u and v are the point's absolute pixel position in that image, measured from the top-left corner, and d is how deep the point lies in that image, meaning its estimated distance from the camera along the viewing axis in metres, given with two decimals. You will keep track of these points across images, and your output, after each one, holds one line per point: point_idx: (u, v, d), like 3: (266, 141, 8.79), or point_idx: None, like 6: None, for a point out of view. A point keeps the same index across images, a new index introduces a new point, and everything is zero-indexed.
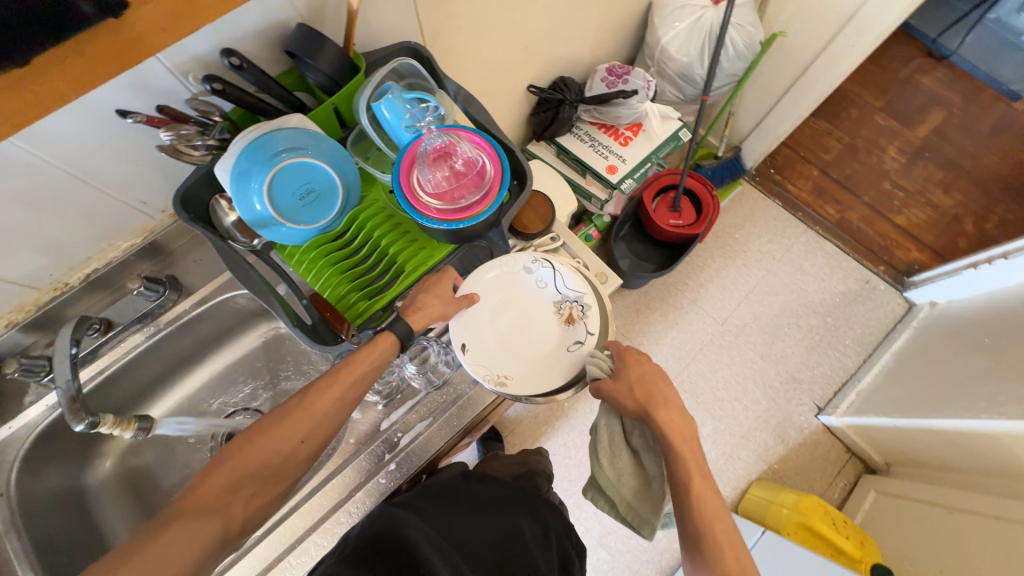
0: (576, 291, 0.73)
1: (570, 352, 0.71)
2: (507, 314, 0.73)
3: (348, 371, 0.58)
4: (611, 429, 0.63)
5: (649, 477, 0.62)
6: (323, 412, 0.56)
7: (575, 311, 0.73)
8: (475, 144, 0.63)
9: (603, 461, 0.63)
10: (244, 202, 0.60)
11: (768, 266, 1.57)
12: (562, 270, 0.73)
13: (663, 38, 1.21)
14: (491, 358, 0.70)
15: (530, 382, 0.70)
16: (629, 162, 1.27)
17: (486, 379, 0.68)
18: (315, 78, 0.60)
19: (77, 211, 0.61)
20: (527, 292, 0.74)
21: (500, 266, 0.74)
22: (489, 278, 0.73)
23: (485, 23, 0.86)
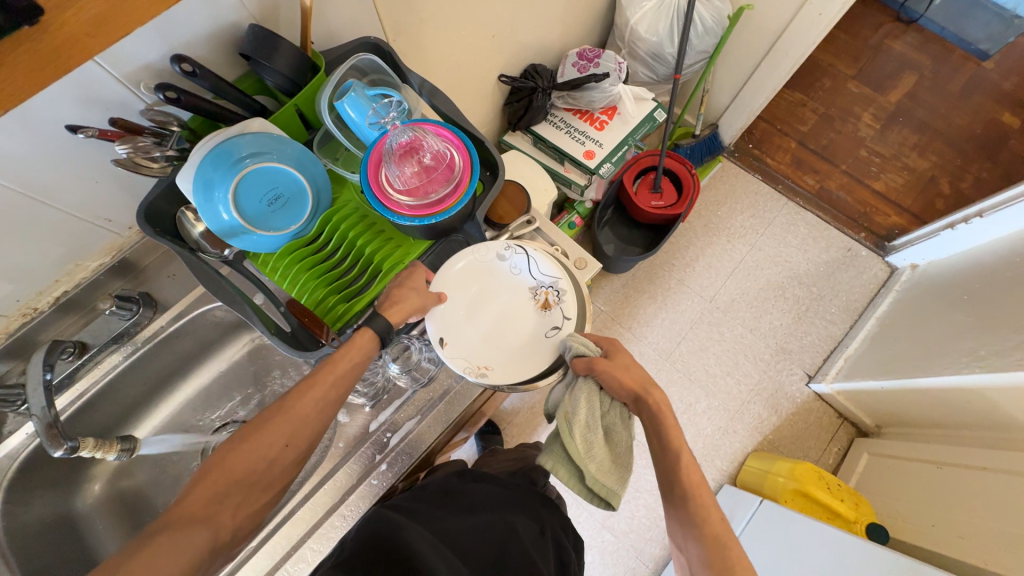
0: (550, 277, 0.73)
1: (548, 338, 0.71)
2: (483, 304, 0.72)
3: (325, 369, 0.58)
4: (590, 402, 0.63)
5: (618, 448, 0.63)
6: (306, 414, 0.56)
7: (550, 296, 0.72)
8: (442, 137, 0.62)
9: (577, 431, 0.61)
10: (208, 212, 0.58)
11: (751, 241, 1.58)
12: (535, 256, 0.73)
13: (631, 19, 1.20)
14: (471, 350, 0.70)
15: (511, 371, 0.70)
16: (606, 146, 1.26)
17: (466, 371, 0.68)
18: (273, 80, 0.59)
19: (38, 233, 0.59)
20: (501, 281, 0.73)
21: (473, 255, 0.73)
22: (462, 268, 0.72)
23: (448, 14, 0.84)
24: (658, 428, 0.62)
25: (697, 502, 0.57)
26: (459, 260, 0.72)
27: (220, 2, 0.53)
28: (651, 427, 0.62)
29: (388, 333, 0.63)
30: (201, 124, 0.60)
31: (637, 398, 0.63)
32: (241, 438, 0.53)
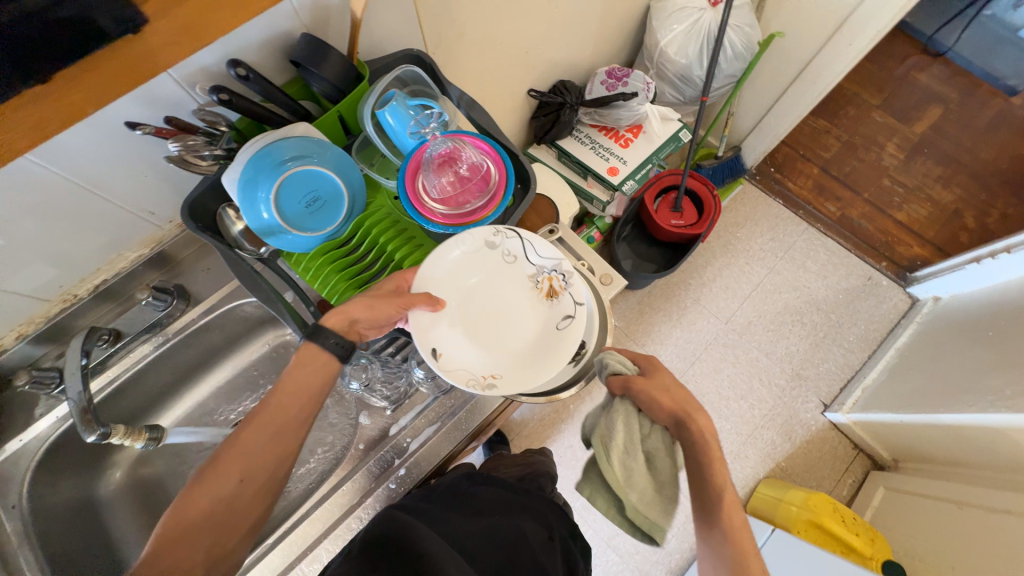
0: (552, 258, 0.65)
1: (562, 329, 0.63)
2: (482, 301, 0.65)
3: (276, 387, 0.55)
4: (628, 424, 0.61)
5: (662, 478, 0.59)
6: (260, 445, 0.53)
7: (555, 281, 0.65)
8: (480, 148, 0.63)
9: (616, 457, 0.59)
10: (250, 209, 0.60)
11: (770, 264, 1.57)
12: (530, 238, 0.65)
13: (662, 41, 1.22)
14: (474, 359, 0.62)
15: (520, 377, 0.62)
16: (631, 164, 1.27)
17: (470, 385, 0.61)
18: (320, 87, 0.61)
19: (87, 221, 0.61)
20: (499, 270, 0.65)
21: (461, 243, 0.64)
22: (453, 262, 0.64)
23: (486, 28, 0.87)
24: (696, 451, 0.60)
25: (713, 524, 0.57)
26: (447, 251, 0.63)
27: (277, 11, 0.55)
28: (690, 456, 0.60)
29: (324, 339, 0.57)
30: (248, 126, 0.62)
31: (680, 423, 0.61)
32: (207, 469, 0.52)
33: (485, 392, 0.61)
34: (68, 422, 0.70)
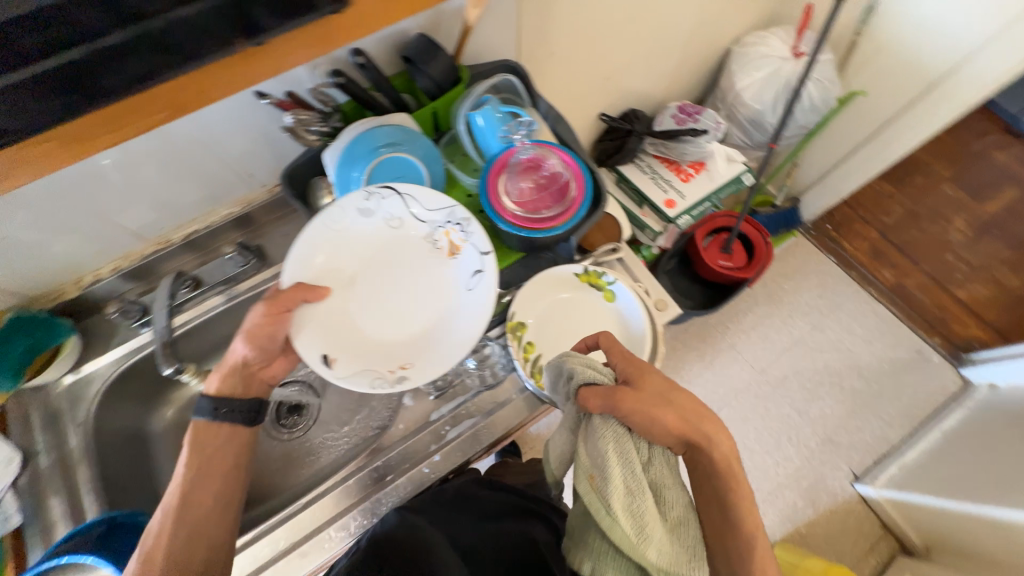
0: (443, 212, 0.65)
1: (469, 287, 0.66)
2: (376, 279, 0.67)
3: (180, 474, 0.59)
4: (622, 456, 0.53)
5: (673, 513, 0.53)
6: (181, 542, 0.56)
7: (452, 234, 0.66)
8: (562, 159, 0.65)
9: (619, 503, 0.51)
10: (343, 183, 0.65)
11: (814, 321, 1.53)
12: (404, 195, 0.64)
13: (738, 84, 1.24)
14: (382, 355, 0.66)
15: (429, 362, 0.66)
16: (688, 199, 1.27)
17: (377, 383, 0.64)
18: (423, 82, 0.66)
19: (197, 174, 0.67)
20: (388, 239, 0.67)
21: (326, 220, 0.63)
22: (331, 242, 0.64)
23: (576, 50, 0.91)
24: (718, 480, 0.57)
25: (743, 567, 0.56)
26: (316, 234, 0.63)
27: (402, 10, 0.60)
28: (701, 471, 0.59)
29: (216, 410, 0.62)
30: (352, 109, 0.66)
31: (691, 445, 0.58)
32: None
33: (395, 386, 0.65)
34: (134, 354, 0.73)
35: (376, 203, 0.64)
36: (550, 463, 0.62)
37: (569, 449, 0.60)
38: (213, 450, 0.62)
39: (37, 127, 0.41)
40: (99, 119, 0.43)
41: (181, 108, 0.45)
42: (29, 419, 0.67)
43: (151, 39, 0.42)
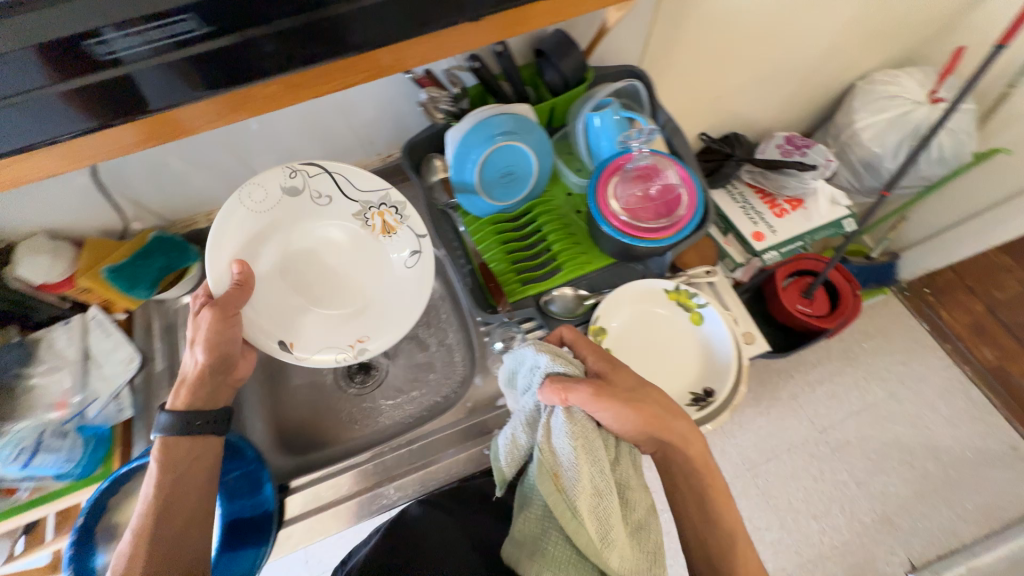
0: (378, 192, 0.69)
1: (410, 263, 0.70)
2: (307, 252, 0.69)
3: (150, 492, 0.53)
4: (589, 458, 0.51)
5: (635, 513, 0.54)
6: (162, 549, 0.51)
7: (388, 214, 0.69)
8: (676, 172, 0.64)
9: (583, 504, 0.49)
10: (458, 164, 0.66)
11: (891, 389, 1.40)
12: (333, 173, 0.66)
13: (857, 123, 1.16)
14: (334, 328, 0.68)
15: (382, 332, 0.69)
16: (779, 235, 1.20)
17: (342, 359, 0.67)
18: (550, 77, 0.67)
19: (328, 134, 0.72)
20: (321, 218, 0.68)
21: (248, 198, 0.63)
22: (255, 224, 0.64)
23: (694, 67, 0.92)
24: (692, 475, 0.59)
25: None
26: (238, 214, 0.63)
27: None
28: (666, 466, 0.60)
29: (189, 423, 0.56)
30: (477, 93, 0.68)
31: (664, 443, 0.58)
32: None
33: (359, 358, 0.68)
34: None
35: (304, 180, 0.66)
36: (500, 461, 0.57)
37: (527, 445, 0.56)
38: (189, 460, 0.56)
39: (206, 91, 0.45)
40: (256, 91, 0.47)
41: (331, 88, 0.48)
42: (151, 327, 0.74)
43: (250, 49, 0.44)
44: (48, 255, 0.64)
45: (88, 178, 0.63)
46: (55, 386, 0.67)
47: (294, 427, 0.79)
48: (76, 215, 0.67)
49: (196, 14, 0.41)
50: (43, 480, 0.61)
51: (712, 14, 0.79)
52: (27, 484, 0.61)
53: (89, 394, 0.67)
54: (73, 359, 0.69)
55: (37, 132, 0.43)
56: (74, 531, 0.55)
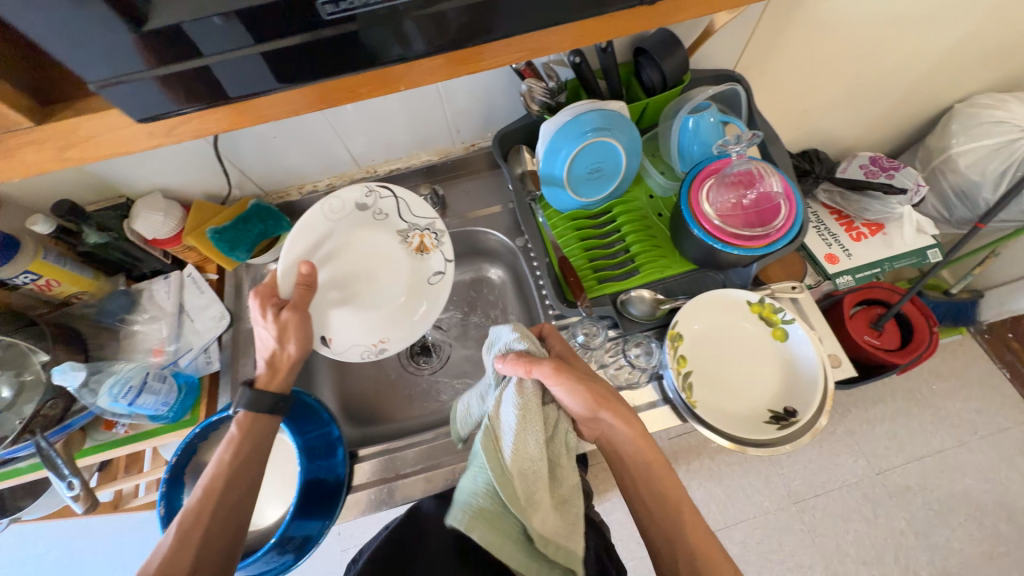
0: (424, 220, 0.71)
1: (432, 282, 0.70)
2: (355, 256, 0.69)
3: (224, 457, 0.52)
4: (529, 421, 0.51)
5: (561, 489, 0.51)
6: (211, 530, 0.49)
7: (428, 238, 0.71)
8: (778, 182, 0.62)
9: (514, 458, 0.49)
10: (549, 157, 0.66)
11: (963, 439, 1.28)
12: (400, 199, 0.70)
13: (954, 149, 1.09)
14: (367, 324, 0.68)
15: (405, 335, 0.70)
16: (854, 259, 1.13)
17: (365, 356, 0.68)
18: (649, 76, 0.67)
19: (421, 119, 0.74)
20: (369, 228, 0.70)
21: (325, 206, 0.67)
22: (314, 226, 0.66)
23: (788, 79, 0.91)
24: (636, 463, 0.55)
25: None
26: (311, 219, 0.66)
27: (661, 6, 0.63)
28: (613, 455, 0.57)
29: (276, 403, 0.57)
30: (573, 88, 0.69)
31: (600, 432, 0.57)
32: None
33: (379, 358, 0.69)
34: None
35: (375, 200, 0.70)
36: (456, 421, 0.63)
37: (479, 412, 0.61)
38: (262, 436, 0.56)
39: (344, 73, 0.35)
40: (372, 75, 0.37)
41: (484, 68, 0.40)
42: (241, 287, 0.79)
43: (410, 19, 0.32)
44: (162, 214, 0.69)
45: (205, 143, 0.67)
46: (154, 333, 0.73)
47: (355, 399, 0.80)
48: (187, 177, 0.72)
49: None
50: (139, 420, 0.66)
51: (816, 24, 0.78)
52: (125, 422, 0.66)
53: (182, 345, 0.72)
54: (171, 310, 0.74)
55: (145, 108, 0.33)
56: (166, 470, 0.59)
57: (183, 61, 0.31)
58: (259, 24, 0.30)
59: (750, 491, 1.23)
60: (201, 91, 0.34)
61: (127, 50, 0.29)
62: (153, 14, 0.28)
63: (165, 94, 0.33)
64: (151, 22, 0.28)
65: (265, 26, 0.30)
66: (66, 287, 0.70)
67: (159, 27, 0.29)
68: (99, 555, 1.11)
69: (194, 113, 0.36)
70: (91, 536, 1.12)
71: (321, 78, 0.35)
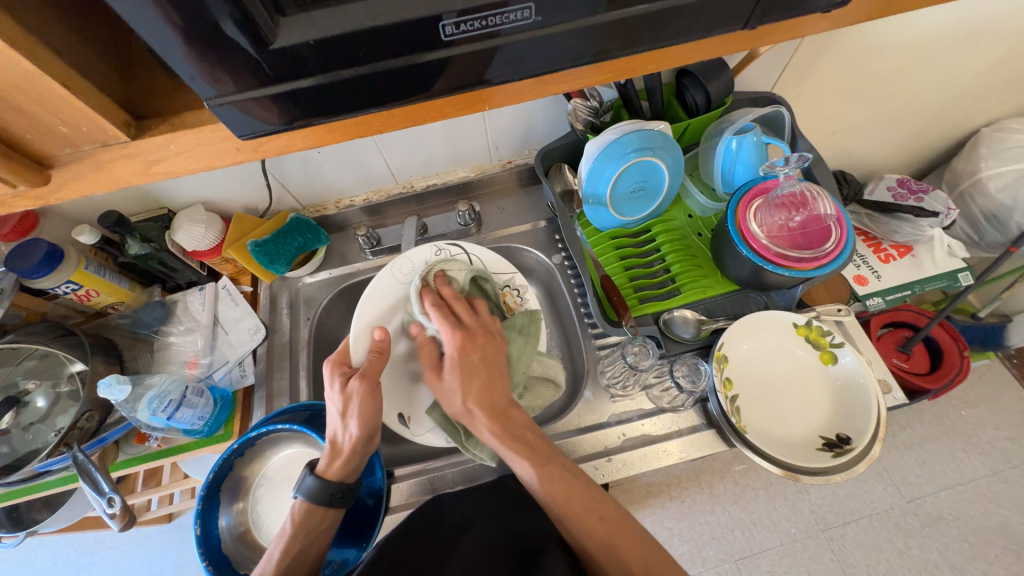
0: (503, 275, 0.72)
1: None
2: None
3: (277, 553, 0.51)
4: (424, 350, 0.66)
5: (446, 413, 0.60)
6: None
7: (510, 295, 0.71)
8: (829, 207, 0.62)
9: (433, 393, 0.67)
10: (593, 178, 0.65)
11: (996, 468, 1.24)
12: (472, 256, 0.71)
13: (984, 173, 1.08)
14: None
15: None
16: (883, 281, 1.12)
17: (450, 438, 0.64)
18: (694, 97, 0.67)
19: (461, 137, 0.75)
20: None
21: (394, 269, 0.69)
22: (386, 286, 0.68)
23: (821, 100, 0.91)
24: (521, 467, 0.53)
25: None
26: (380, 281, 0.68)
27: None
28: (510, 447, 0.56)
29: (331, 495, 0.53)
30: (616, 107, 0.69)
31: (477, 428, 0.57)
32: None
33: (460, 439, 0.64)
34: (353, 272, 0.81)
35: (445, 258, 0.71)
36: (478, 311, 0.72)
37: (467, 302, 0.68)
38: (317, 530, 0.53)
39: (442, 94, 0.34)
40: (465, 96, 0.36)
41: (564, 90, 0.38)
42: (277, 301, 0.78)
43: (514, 47, 0.32)
44: (203, 226, 0.69)
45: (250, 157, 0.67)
46: (189, 346, 0.72)
47: None
48: (228, 189, 0.72)
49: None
50: (172, 434, 0.65)
51: (853, 49, 0.79)
52: (159, 435, 0.65)
53: (216, 358, 0.72)
54: (205, 323, 0.73)
55: (247, 125, 0.32)
56: (202, 486, 0.58)
57: (274, 85, 0.30)
58: (359, 48, 0.29)
59: (776, 518, 1.16)
60: (296, 111, 0.32)
61: (220, 69, 0.28)
62: (268, 36, 0.27)
63: (256, 116, 0.32)
64: (266, 41, 0.27)
65: (369, 46, 0.29)
66: (104, 297, 0.70)
67: (270, 47, 0.28)
68: (106, 570, 1.08)
69: (282, 132, 0.34)
70: (101, 550, 1.10)
71: (419, 98, 0.34)
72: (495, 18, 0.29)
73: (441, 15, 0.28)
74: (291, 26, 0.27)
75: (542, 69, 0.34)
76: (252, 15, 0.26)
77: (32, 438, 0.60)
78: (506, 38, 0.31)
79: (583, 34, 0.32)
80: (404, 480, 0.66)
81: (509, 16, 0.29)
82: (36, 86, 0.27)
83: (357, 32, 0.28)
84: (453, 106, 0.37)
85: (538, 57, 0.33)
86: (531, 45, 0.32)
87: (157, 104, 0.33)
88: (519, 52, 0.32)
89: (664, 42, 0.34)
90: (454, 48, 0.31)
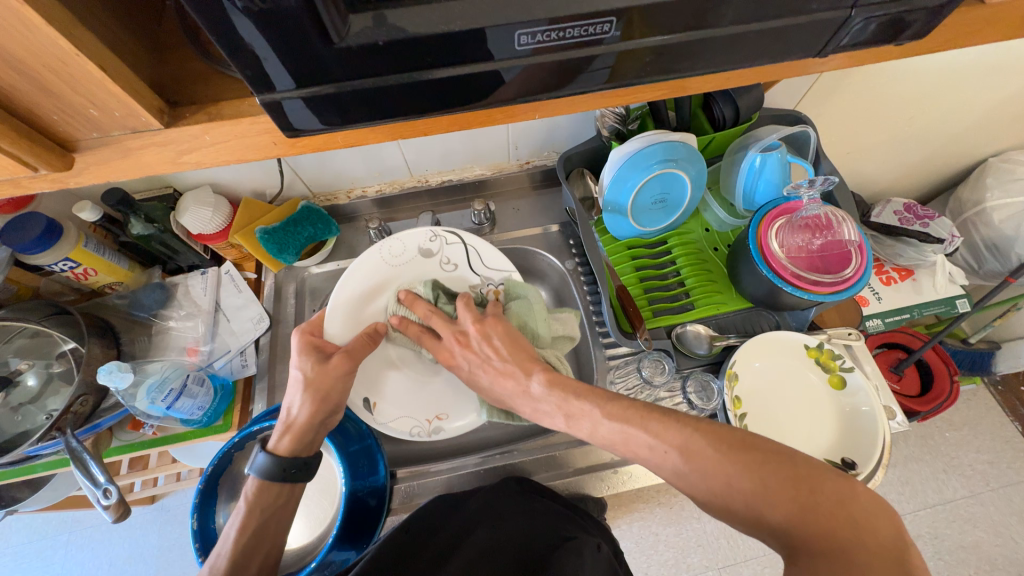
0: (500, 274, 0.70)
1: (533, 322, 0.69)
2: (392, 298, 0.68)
3: (234, 530, 0.49)
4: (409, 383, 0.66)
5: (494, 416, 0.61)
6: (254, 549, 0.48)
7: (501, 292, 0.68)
8: (854, 233, 0.62)
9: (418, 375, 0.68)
10: (616, 186, 0.64)
11: (974, 490, 1.26)
12: (469, 246, 0.70)
13: (990, 204, 1.10)
14: (416, 405, 0.65)
15: (465, 422, 0.65)
16: (884, 302, 1.13)
17: (415, 434, 0.63)
18: (722, 110, 0.66)
19: (480, 138, 0.73)
20: (431, 272, 0.70)
21: (382, 251, 0.69)
22: (371, 266, 0.68)
23: (839, 118, 0.91)
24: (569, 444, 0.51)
25: None
26: (369, 257, 0.68)
27: None
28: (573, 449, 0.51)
29: (284, 471, 0.51)
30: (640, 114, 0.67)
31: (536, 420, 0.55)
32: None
33: (432, 437, 0.63)
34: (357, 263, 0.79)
35: (440, 245, 0.71)
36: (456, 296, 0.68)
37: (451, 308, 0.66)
38: (274, 507, 0.51)
39: (497, 102, 0.33)
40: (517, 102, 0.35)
41: (612, 103, 0.37)
42: (282, 291, 0.76)
43: (584, 59, 0.31)
44: (211, 209, 0.66)
45: None
46: (189, 331, 0.70)
47: None
48: (238, 172, 0.69)
49: (616, 14, 0.28)
50: (168, 422, 0.63)
51: (878, 73, 0.78)
52: (154, 423, 0.63)
53: (217, 346, 0.70)
54: (207, 308, 0.71)
55: (302, 121, 0.31)
56: (201, 478, 0.57)
57: (335, 82, 0.28)
58: (425, 52, 0.28)
59: None
60: (352, 110, 0.31)
61: (273, 58, 0.26)
62: (337, 33, 0.26)
63: (302, 114, 0.30)
64: (333, 41, 0.26)
65: (435, 49, 0.28)
66: (102, 277, 0.67)
67: (336, 45, 0.26)
68: (84, 551, 1.06)
69: (323, 131, 0.33)
70: (79, 529, 1.07)
71: (469, 106, 0.33)
72: (573, 29, 0.28)
73: (519, 24, 0.27)
74: (360, 25, 0.26)
75: (603, 82, 0.33)
76: (322, 15, 0.24)
77: (20, 420, 0.58)
78: (579, 50, 0.30)
79: (652, 48, 0.31)
80: (407, 480, 0.66)
81: (586, 29, 0.28)
82: (72, 68, 0.25)
83: (431, 36, 0.27)
84: (504, 116, 0.36)
85: (603, 70, 0.32)
86: (605, 61, 0.31)
87: (192, 91, 0.32)
88: (589, 65, 0.31)
89: (718, 66, 0.33)
90: (523, 58, 0.30)
